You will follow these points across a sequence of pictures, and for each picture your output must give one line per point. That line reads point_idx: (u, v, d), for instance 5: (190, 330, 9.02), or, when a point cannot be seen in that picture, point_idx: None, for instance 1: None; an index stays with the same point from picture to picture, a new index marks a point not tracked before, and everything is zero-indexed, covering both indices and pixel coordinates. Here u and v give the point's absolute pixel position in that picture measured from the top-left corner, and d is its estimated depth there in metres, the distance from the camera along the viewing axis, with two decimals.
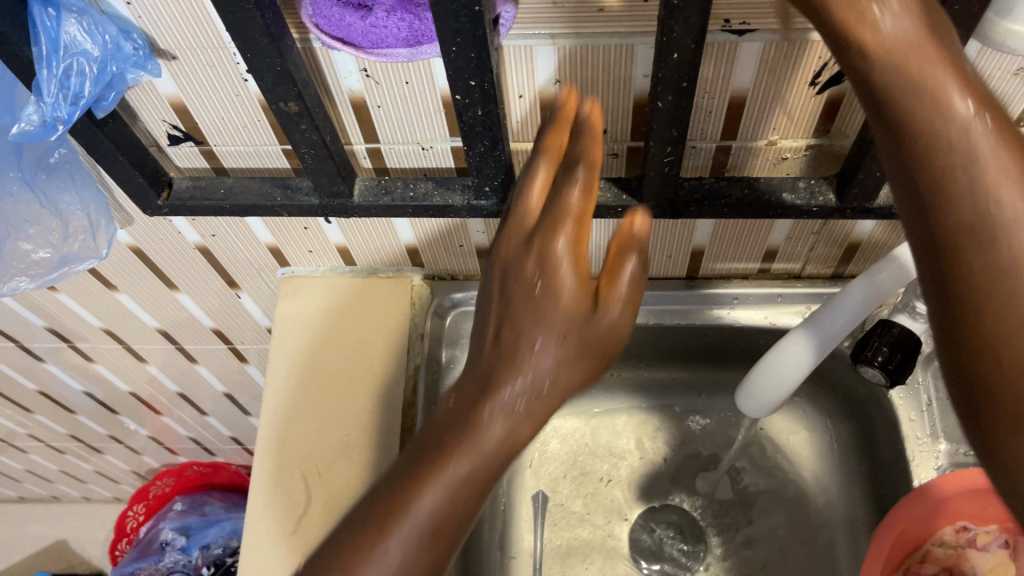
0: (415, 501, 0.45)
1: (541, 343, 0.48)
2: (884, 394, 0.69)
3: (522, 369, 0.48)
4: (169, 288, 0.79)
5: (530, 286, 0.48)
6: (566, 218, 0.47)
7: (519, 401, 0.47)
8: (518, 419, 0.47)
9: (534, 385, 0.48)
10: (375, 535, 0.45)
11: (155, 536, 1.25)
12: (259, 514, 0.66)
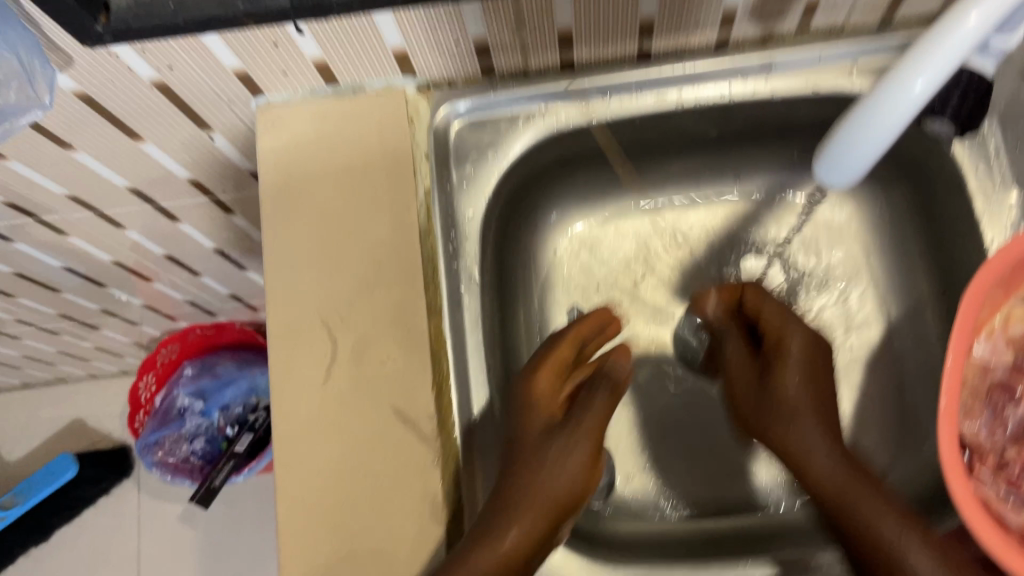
0: (472, 557, 0.52)
1: (512, 529, 0.54)
2: (946, 148, 0.63)
3: (541, 476, 0.58)
4: (131, 139, 0.70)
5: (544, 422, 0.61)
6: (534, 507, 0.56)
7: (552, 451, 0.60)
8: (572, 497, 0.59)
9: (580, 407, 0.63)
10: None
11: (171, 403, 1.23)
12: (282, 367, 0.61)
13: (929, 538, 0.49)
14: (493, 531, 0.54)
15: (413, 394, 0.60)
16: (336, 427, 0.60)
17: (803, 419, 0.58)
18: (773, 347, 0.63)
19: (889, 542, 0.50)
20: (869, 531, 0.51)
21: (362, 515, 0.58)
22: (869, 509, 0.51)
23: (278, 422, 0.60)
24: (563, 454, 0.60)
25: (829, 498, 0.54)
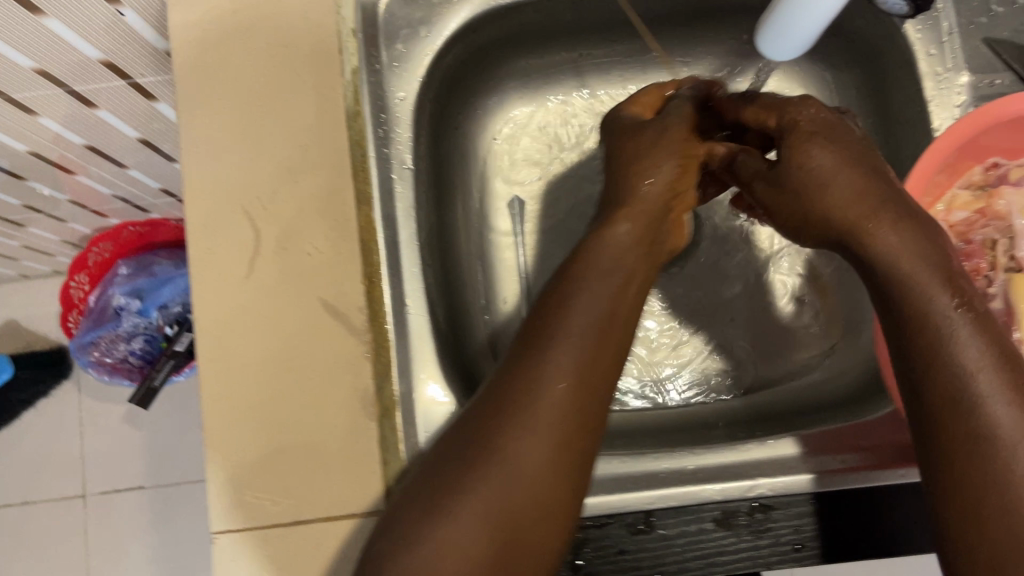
0: (549, 361, 0.47)
1: (623, 226, 0.53)
2: (897, 26, 0.62)
3: (603, 243, 0.52)
4: (30, 13, 0.64)
5: (633, 123, 0.59)
6: (553, 375, 0.47)
7: (620, 232, 0.53)
8: (642, 215, 0.54)
9: (639, 148, 0.57)
10: (463, 472, 0.45)
11: (106, 303, 1.18)
12: (203, 260, 0.58)
13: (966, 305, 0.44)
14: (568, 341, 0.48)
15: (342, 284, 0.57)
16: (262, 321, 0.57)
17: (875, 217, 0.47)
18: (778, 123, 0.54)
19: (916, 287, 0.45)
20: (913, 308, 0.45)
21: (296, 409, 0.56)
22: (913, 267, 0.45)
23: (200, 317, 0.57)
24: (656, 166, 0.56)
25: (912, 274, 0.45)
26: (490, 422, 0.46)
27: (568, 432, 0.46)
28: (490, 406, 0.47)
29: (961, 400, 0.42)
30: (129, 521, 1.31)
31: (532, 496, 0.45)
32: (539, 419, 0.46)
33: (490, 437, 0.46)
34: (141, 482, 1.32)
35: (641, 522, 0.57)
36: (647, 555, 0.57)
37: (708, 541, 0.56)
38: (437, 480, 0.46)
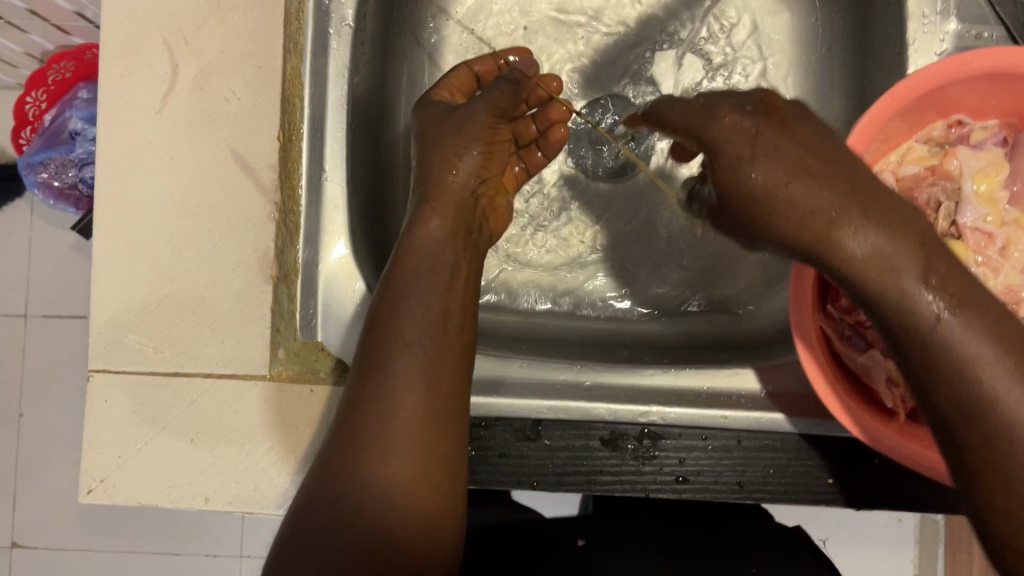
0: (396, 356, 0.41)
1: (432, 220, 0.46)
2: None
3: (409, 244, 0.45)
4: None
5: (439, 110, 0.51)
6: (404, 317, 0.42)
7: (427, 224, 0.46)
8: (453, 221, 0.47)
9: (458, 147, 0.49)
10: (353, 454, 0.40)
11: (61, 124, 1.10)
12: (115, 90, 0.54)
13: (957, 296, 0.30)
14: (417, 291, 0.43)
15: (255, 136, 0.54)
16: (165, 162, 0.54)
17: (841, 213, 0.31)
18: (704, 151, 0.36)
19: (932, 342, 0.30)
20: (915, 335, 0.30)
21: (184, 258, 0.54)
22: (909, 281, 0.30)
23: (103, 151, 0.54)
24: (460, 154, 0.49)
25: (913, 299, 0.30)
26: (367, 387, 0.41)
27: (441, 369, 0.42)
28: (355, 374, 0.42)
29: (1000, 437, 0.29)
30: (64, 346, 1.18)
31: (421, 444, 0.41)
32: (408, 366, 0.41)
33: (369, 396, 0.41)
34: (86, 312, 1.18)
35: (529, 431, 0.56)
36: (528, 463, 0.56)
37: (590, 459, 0.56)
38: (345, 433, 0.41)
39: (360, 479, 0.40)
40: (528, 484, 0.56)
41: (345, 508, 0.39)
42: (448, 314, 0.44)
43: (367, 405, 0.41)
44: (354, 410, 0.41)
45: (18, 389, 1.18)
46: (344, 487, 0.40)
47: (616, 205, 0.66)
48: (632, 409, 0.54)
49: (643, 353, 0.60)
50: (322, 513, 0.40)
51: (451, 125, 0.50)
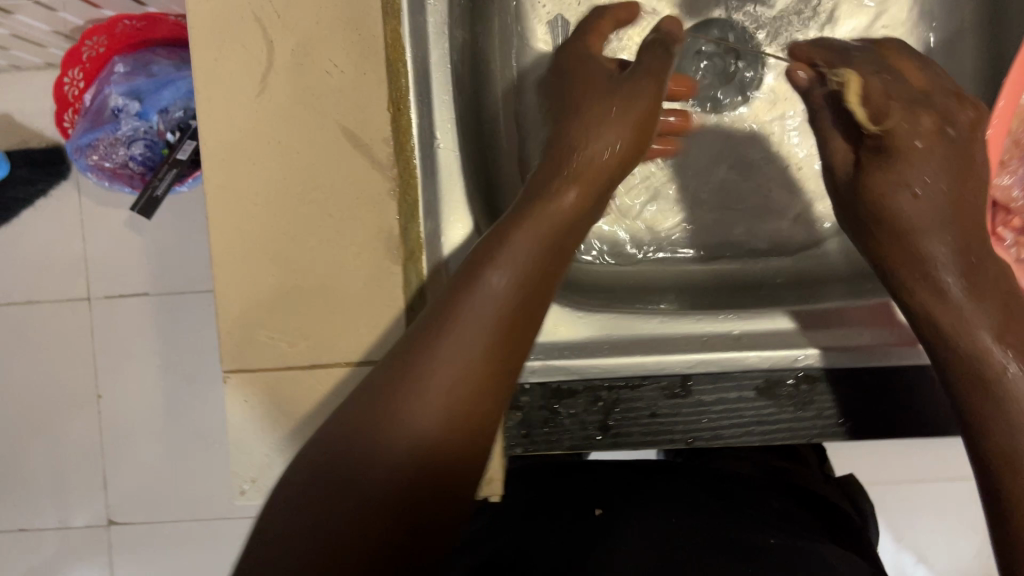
0: (446, 343, 0.40)
1: (570, 192, 0.46)
2: None
3: (541, 197, 0.46)
4: None
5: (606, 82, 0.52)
6: (472, 301, 0.41)
7: (559, 198, 0.46)
8: (589, 183, 0.48)
9: (599, 119, 0.49)
10: (360, 434, 0.38)
11: (102, 102, 1.04)
12: (209, 73, 0.50)
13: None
14: (476, 297, 0.41)
15: (365, 109, 0.51)
16: (273, 149, 0.51)
17: (940, 235, 0.48)
18: (875, 131, 0.50)
19: (997, 382, 0.44)
20: (964, 367, 0.46)
21: (306, 249, 0.51)
22: (971, 322, 0.46)
23: (204, 140, 0.51)
24: (597, 138, 0.49)
25: (964, 339, 0.46)
26: (412, 373, 0.39)
27: (478, 385, 0.40)
28: (395, 363, 0.40)
29: (1007, 449, 0.43)
30: (133, 323, 1.14)
31: (424, 463, 0.37)
32: (450, 364, 0.39)
33: (410, 377, 0.39)
34: (147, 288, 1.13)
35: (679, 387, 0.53)
36: (681, 419, 0.53)
37: (747, 409, 0.53)
38: (359, 414, 0.38)
39: (362, 463, 0.37)
40: (683, 442, 0.54)
41: (324, 504, 0.35)
42: (505, 331, 0.41)
43: (396, 392, 0.39)
44: (363, 404, 0.39)
45: (92, 368, 1.14)
46: (331, 477, 0.36)
47: (704, 152, 0.68)
48: (789, 355, 0.52)
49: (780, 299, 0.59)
50: (286, 506, 0.35)
51: (592, 115, 0.50)
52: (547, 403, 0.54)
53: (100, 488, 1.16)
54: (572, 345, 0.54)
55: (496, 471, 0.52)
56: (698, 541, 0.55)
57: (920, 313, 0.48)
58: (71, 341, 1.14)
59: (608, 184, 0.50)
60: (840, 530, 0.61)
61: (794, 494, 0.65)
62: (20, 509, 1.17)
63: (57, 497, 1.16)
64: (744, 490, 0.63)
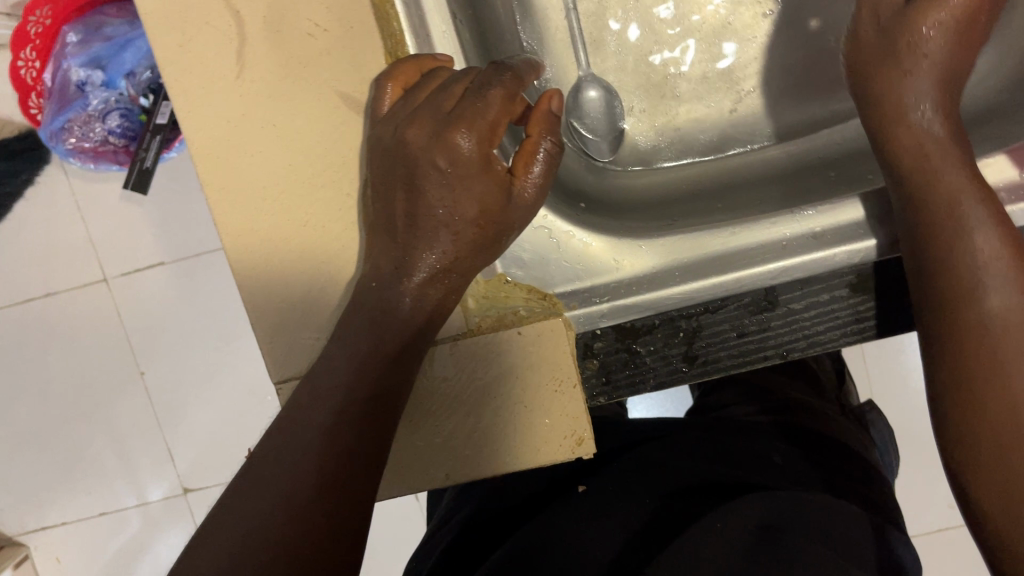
0: (290, 450, 0.40)
1: (460, 139, 0.43)
2: None
3: (421, 147, 0.43)
4: None
5: (494, 66, 0.45)
6: (379, 340, 0.42)
7: (438, 159, 0.43)
8: (487, 133, 0.43)
9: (481, 81, 0.44)
10: (218, 515, 0.39)
11: (64, 78, 0.96)
12: (180, 64, 0.45)
13: (988, 205, 0.43)
14: (401, 262, 0.44)
15: (361, 68, 0.46)
16: (271, 130, 0.46)
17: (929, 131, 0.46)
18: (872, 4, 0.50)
19: (963, 245, 0.43)
20: (938, 197, 0.44)
21: (332, 231, 0.46)
22: (953, 176, 0.44)
23: (190, 137, 0.46)
24: (474, 109, 0.43)
25: (946, 179, 0.45)
26: (250, 477, 0.40)
27: (348, 453, 0.40)
28: (274, 435, 0.41)
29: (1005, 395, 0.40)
30: (156, 297, 1.05)
31: (262, 519, 0.38)
32: (312, 439, 0.40)
33: (248, 480, 0.40)
34: (161, 257, 1.05)
35: (764, 301, 0.48)
36: (773, 334, 0.49)
37: (842, 309, 0.48)
38: (241, 487, 0.40)
39: (203, 541, 0.38)
40: (779, 356, 0.49)
41: (206, 542, 0.38)
42: (396, 348, 0.43)
43: (250, 480, 0.39)
44: (288, 465, 0.39)
45: (126, 346, 1.06)
46: (193, 553, 0.38)
47: None
48: (876, 243, 0.48)
49: (859, 181, 0.53)
50: (205, 539, 0.38)
51: (447, 75, 0.46)
52: (623, 343, 0.49)
53: (168, 458, 1.06)
54: (638, 280, 0.50)
55: (584, 430, 0.48)
56: (713, 494, 0.53)
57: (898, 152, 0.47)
58: (100, 321, 1.06)
59: (513, 170, 0.45)
60: (840, 474, 0.60)
61: (793, 437, 0.66)
62: (92, 496, 1.08)
63: (126, 470, 1.07)
64: (749, 440, 0.63)
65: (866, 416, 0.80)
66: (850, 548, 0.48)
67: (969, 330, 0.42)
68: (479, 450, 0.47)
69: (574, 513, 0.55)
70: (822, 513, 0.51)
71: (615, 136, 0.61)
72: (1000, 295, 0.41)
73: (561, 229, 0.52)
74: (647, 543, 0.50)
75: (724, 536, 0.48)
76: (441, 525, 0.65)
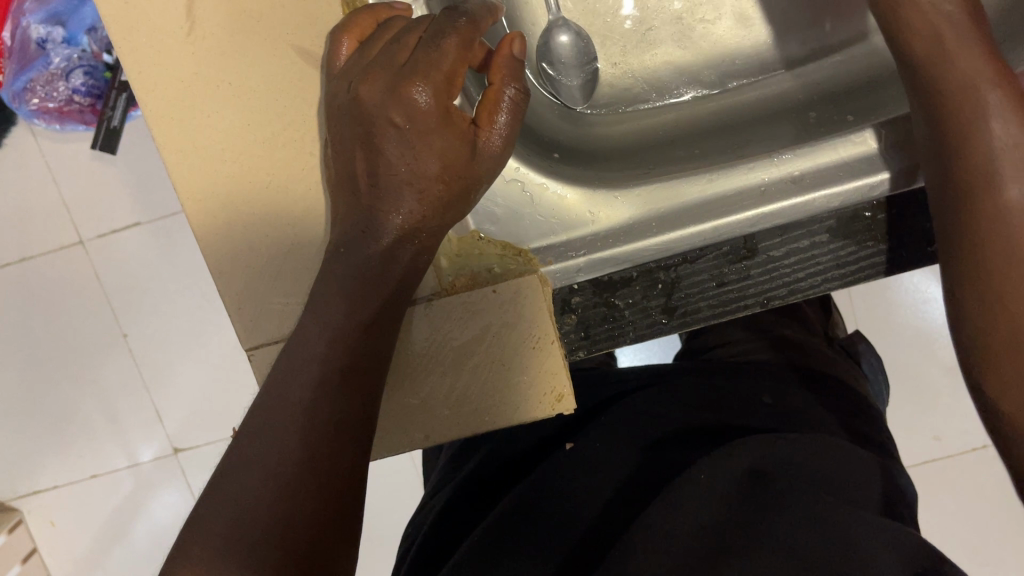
0: (274, 425, 0.39)
1: (417, 91, 0.41)
2: None
3: (376, 102, 0.42)
4: None
5: (447, 10, 0.43)
6: (354, 302, 0.41)
7: (394, 114, 0.42)
8: (444, 85, 0.42)
9: (435, 30, 0.42)
10: (212, 496, 0.38)
11: (23, 36, 0.94)
12: (125, 22, 0.44)
13: (1005, 88, 0.42)
14: (366, 223, 0.42)
15: (314, 20, 0.45)
16: (227, 89, 0.44)
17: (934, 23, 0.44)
18: None
19: (971, 138, 0.42)
20: (949, 88, 0.43)
21: (295, 194, 0.45)
22: (969, 62, 0.43)
23: (143, 101, 0.44)
24: (428, 59, 0.41)
25: (961, 66, 0.43)
26: (239, 454, 0.39)
27: (330, 422, 0.39)
28: (258, 408, 0.40)
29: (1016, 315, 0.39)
30: (134, 258, 1.03)
31: (255, 499, 0.37)
32: (293, 411, 0.39)
33: (235, 458, 0.39)
34: (136, 216, 1.02)
35: (742, 250, 0.47)
36: (751, 282, 0.48)
37: (822, 255, 0.47)
38: (230, 465, 0.39)
39: (199, 522, 0.37)
40: (758, 305, 0.48)
41: (202, 523, 0.37)
42: (373, 310, 0.42)
43: (237, 458, 0.39)
44: (272, 439, 0.38)
45: (108, 308, 1.04)
46: (188, 531, 0.37)
47: None
48: (857, 187, 0.46)
49: (832, 124, 0.52)
50: (199, 517, 0.38)
51: (402, 26, 0.44)
52: (601, 297, 0.49)
53: (157, 420, 1.05)
54: (614, 232, 0.49)
55: (563, 385, 0.47)
56: (707, 441, 0.52)
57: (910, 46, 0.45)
58: (80, 283, 1.04)
59: (476, 122, 0.44)
60: (837, 411, 0.60)
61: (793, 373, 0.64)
62: (84, 459, 1.06)
63: (117, 434, 1.05)
64: (745, 380, 0.61)
65: (859, 348, 0.79)
66: (852, 492, 0.47)
67: (990, 223, 0.41)
68: (458, 412, 0.47)
69: (566, 464, 0.53)
70: (824, 450, 0.50)
71: (589, 77, 0.58)
72: (1020, 184, 0.41)
73: (533, 178, 0.50)
74: (646, 492, 0.49)
75: (726, 468, 0.46)
76: (440, 486, 0.64)
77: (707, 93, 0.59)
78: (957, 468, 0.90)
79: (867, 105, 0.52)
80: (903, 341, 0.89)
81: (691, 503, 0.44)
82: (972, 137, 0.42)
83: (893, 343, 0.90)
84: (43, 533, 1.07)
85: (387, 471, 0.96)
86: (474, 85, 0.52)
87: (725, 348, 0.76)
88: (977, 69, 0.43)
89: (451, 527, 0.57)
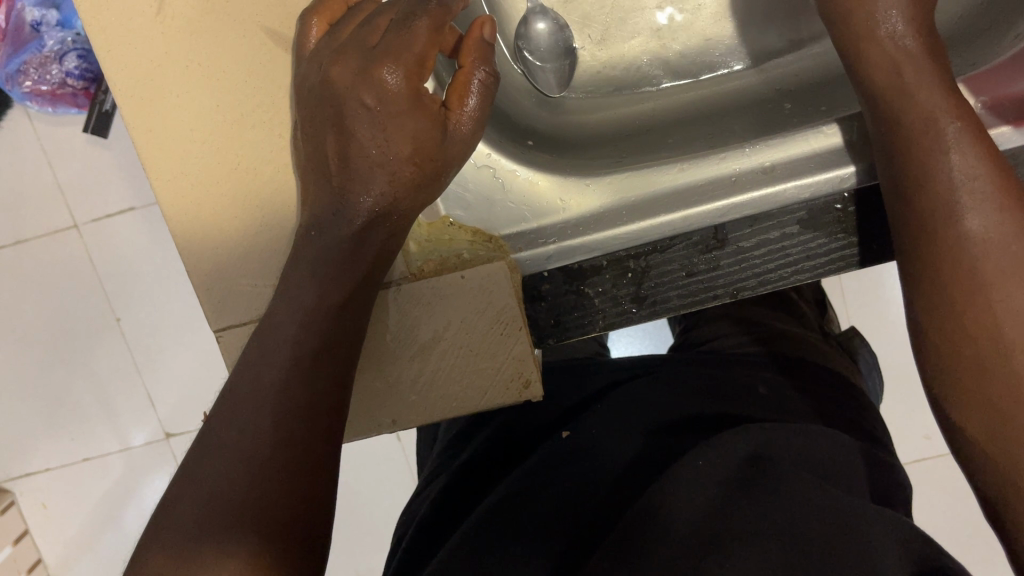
0: (245, 407, 0.38)
1: (387, 74, 0.41)
2: None
3: (347, 84, 0.42)
4: None
5: None
6: (325, 285, 0.41)
7: (365, 96, 0.42)
8: (415, 67, 0.42)
9: (405, 12, 0.42)
10: (182, 478, 0.38)
11: (19, 19, 0.94)
12: (100, 4, 0.44)
13: (970, 131, 0.42)
14: (334, 205, 0.42)
15: (285, 1, 0.45)
16: (201, 73, 0.45)
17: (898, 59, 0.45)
18: None
19: (933, 157, 0.41)
20: (913, 112, 0.43)
21: (268, 177, 0.45)
22: (928, 86, 0.44)
23: (115, 80, 0.45)
24: (397, 41, 0.41)
25: (921, 93, 0.43)
26: (209, 437, 0.38)
27: (300, 404, 0.38)
28: (228, 391, 0.40)
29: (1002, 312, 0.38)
30: (126, 243, 1.03)
31: (225, 480, 0.36)
32: (262, 393, 0.38)
33: (206, 441, 0.38)
34: (129, 202, 1.03)
35: (713, 240, 0.47)
36: (723, 273, 0.48)
37: (792, 248, 0.47)
38: (202, 448, 0.38)
39: (168, 503, 0.37)
40: (729, 295, 0.48)
41: (171, 504, 0.37)
42: (344, 294, 0.41)
43: (207, 442, 0.38)
44: (241, 420, 0.38)
45: (100, 292, 1.04)
46: (158, 512, 0.37)
47: None
48: (825, 179, 0.46)
49: (808, 116, 0.52)
50: (169, 498, 0.37)
51: (372, 8, 0.44)
52: (572, 286, 0.48)
53: (148, 405, 1.05)
54: (583, 220, 0.49)
55: (530, 372, 0.47)
56: (686, 429, 0.52)
57: (878, 55, 0.46)
58: (72, 267, 1.04)
59: (445, 105, 0.44)
60: (830, 401, 0.59)
61: (780, 365, 0.63)
62: (76, 442, 1.06)
63: (109, 418, 1.06)
64: (733, 370, 0.61)
65: (853, 344, 0.78)
66: (842, 480, 0.46)
67: (950, 252, 0.40)
68: (425, 396, 0.47)
69: (552, 455, 0.53)
70: (815, 435, 0.49)
71: (564, 67, 0.59)
72: (978, 216, 0.40)
73: (502, 163, 0.51)
74: (643, 478, 0.48)
75: (721, 462, 0.46)
76: (432, 476, 0.63)
77: (686, 83, 0.59)
78: (947, 466, 0.90)
79: (845, 98, 0.52)
80: (895, 339, 0.89)
81: (679, 494, 0.44)
82: (932, 157, 0.42)
83: (885, 341, 0.89)
84: (35, 515, 1.07)
85: (376, 459, 0.96)
86: (446, 69, 0.52)
87: (716, 341, 0.75)
88: (937, 98, 0.43)
89: (444, 515, 0.56)
